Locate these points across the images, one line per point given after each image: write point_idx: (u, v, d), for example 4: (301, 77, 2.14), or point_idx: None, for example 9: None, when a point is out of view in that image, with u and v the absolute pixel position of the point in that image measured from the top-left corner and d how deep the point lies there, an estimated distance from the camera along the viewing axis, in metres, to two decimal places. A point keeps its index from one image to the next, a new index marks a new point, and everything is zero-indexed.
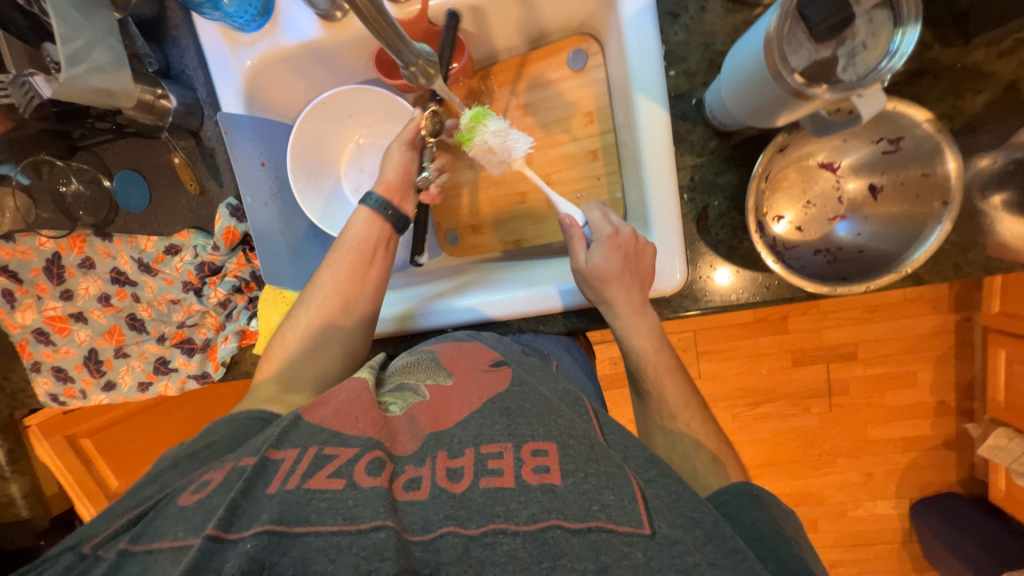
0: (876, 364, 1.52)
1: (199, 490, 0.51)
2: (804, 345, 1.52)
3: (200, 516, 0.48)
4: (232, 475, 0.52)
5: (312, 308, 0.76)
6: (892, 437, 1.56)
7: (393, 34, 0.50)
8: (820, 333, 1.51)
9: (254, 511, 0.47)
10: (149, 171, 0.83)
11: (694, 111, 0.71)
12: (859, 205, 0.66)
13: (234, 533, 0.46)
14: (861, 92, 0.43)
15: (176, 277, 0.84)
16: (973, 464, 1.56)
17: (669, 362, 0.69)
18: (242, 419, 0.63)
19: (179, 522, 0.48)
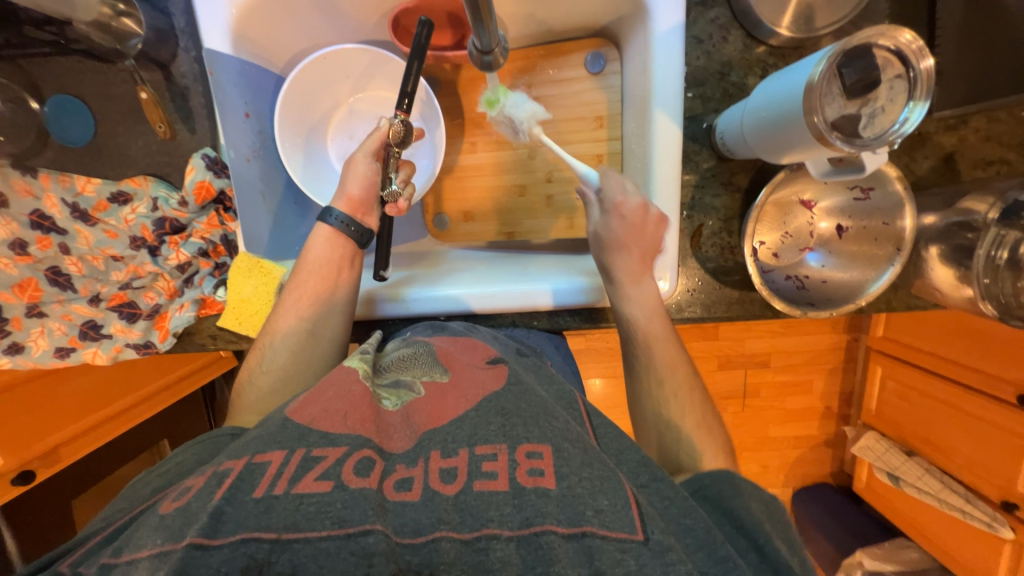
0: (785, 372, 1.72)
1: (180, 497, 0.47)
2: (728, 351, 1.70)
3: (181, 523, 0.43)
4: (213, 479, 0.47)
5: (279, 341, 0.67)
6: (789, 434, 1.79)
7: (486, 18, 0.52)
8: (742, 342, 1.69)
9: (239, 516, 0.43)
10: (99, 101, 0.70)
11: (703, 134, 0.75)
12: (827, 240, 0.75)
13: (220, 539, 0.41)
14: (874, 150, 0.49)
15: (124, 231, 0.73)
16: (842, 459, 1.83)
17: (666, 332, 0.71)
18: (210, 439, 0.58)
19: (156, 530, 0.43)
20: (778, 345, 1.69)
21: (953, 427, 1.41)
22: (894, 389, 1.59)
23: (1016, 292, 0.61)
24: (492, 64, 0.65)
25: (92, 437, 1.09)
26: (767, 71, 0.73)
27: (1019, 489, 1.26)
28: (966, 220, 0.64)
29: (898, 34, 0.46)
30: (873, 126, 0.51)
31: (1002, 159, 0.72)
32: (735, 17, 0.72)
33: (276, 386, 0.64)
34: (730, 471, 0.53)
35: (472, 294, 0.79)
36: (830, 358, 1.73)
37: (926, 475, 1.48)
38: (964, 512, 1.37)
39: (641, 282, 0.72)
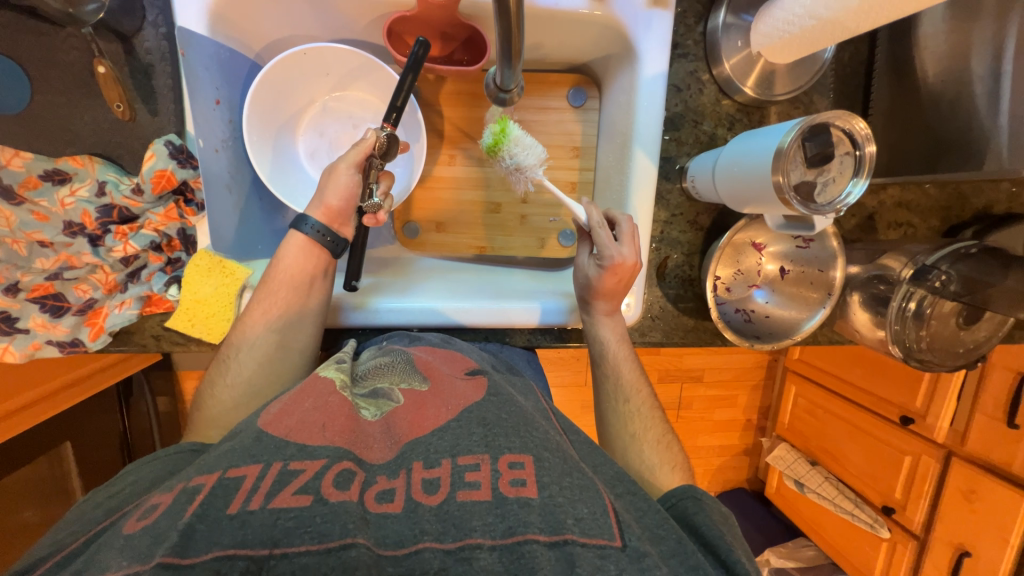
0: (715, 386, 1.88)
1: (146, 515, 0.44)
2: (669, 366, 1.82)
3: (150, 543, 0.40)
4: (184, 495, 0.44)
5: (246, 353, 0.64)
6: (715, 443, 1.96)
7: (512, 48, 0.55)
8: (681, 358, 1.82)
9: (213, 533, 0.40)
10: (40, 67, 0.62)
11: (676, 174, 0.82)
12: (772, 280, 0.83)
13: (191, 559, 0.38)
14: (825, 213, 0.57)
15: (57, 215, 0.64)
16: (757, 467, 2.02)
17: (627, 351, 0.76)
18: (169, 455, 0.54)
19: (122, 552, 0.40)
20: (711, 363, 1.84)
21: (846, 439, 1.64)
22: (804, 406, 1.78)
23: (918, 339, 0.72)
24: (506, 100, 0.71)
25: (1, 429, 0.92)
26: (734, 125, 0.81)
27: (896, 495, 1.49)
28: (883, 274, 0.75)
29: (852, 120, 0.55)
30: (826, 192, 0.58)
31: (909, 223, 0.86)
32: (710, 71, 0.79)
33: (241, 399, 0.62)
34: (695, 488, 0.60)
35: (447, 308, 0.79)
36: (751, 377, 1.91)
37: (826, 482, 1.70)
38: (853, 515, 1.59)
39: (619, 335, 0.76)
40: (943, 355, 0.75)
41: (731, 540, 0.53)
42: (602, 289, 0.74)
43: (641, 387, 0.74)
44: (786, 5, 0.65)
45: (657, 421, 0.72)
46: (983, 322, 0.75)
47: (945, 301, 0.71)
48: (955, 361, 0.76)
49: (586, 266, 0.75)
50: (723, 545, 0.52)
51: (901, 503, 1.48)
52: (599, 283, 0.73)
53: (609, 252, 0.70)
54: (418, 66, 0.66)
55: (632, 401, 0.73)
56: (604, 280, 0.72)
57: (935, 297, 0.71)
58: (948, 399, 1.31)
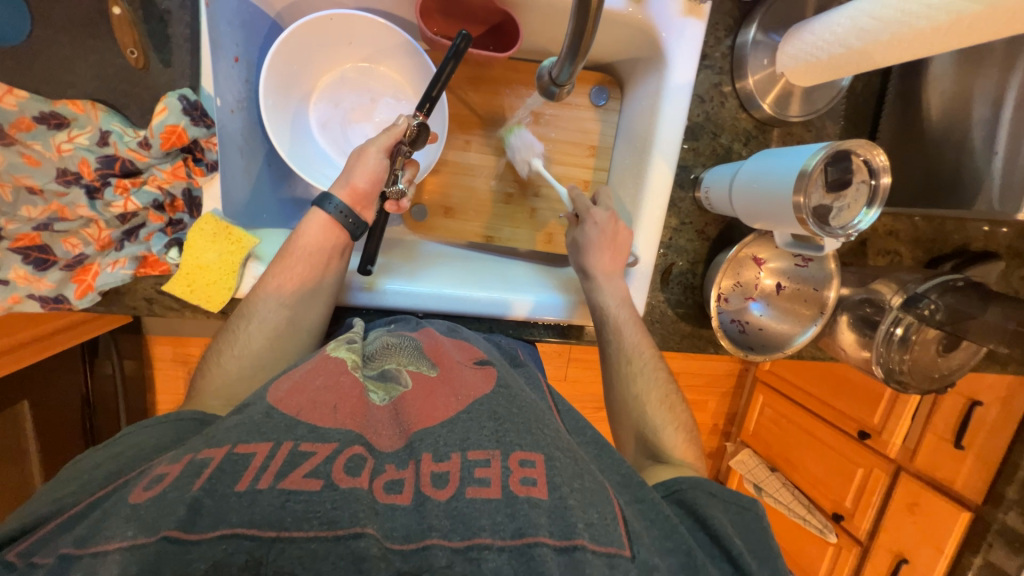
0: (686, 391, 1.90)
1: (153, 485, 0.42)
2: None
3: (156, 516, 0.39)
4: (191, 469, 0.43)
5: (255, 325, 0.62)
6: None
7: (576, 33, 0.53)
8: None
9: (221, 510, 0.40)
10: (47, 2, 0.58)
11: (689, 183, 0.83)
12: (768, 294, 0.85)
13: (198, 534, 0.38)
14: (836, 236, 0.60)
15: (51, 161, 0.60)
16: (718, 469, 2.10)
17: (630, 314, 0.76)
18: (171, 421, 0.53)
19: (127, 522, 0.39)
20: (687, 366, 1.85)
21: (808, 449, 1.73)
22: (769, 415, 1.85)
23: (900, 362, 0.78)
24: (555, 96, 0.68)
25: None
26: (750, 141, 0.83)
27: (847, 503, 1.58)
28: (872, 298, 0.80)
29: (873, 150, 0.57)
30: (841, 216, 0.61)
31: (896, 251, 0.90)
32: (733, 84, 0.80)
33: (247, 371, 0.61)
34: (708, 482, 0.58)
35: (458, 295, 0.79)
36: (722, 382, 1.94)
37: (783, 488, 1.80)
38: (804, 519, 1.68)
39: (619, 294, 0.77)
40: (921, 377, 0.80)
41: (739, 541, 0.52)
42: (590, 243, 0.77)
43: (645, 351, 0.75)
44: (817, 30, 0.67)
45: (661, 377, 0.74)
46: (959, 349, 0.81)
47: (928, 328, 0.78)
48: (933, 385, 0.81)
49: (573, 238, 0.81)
50: (733, 544, 0.50)
51: (850, 511, 1.57)
52: (585, 237, 0.78)
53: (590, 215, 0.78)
54: (457, 53, 0.65)
55: (634, 362, 0.74)
56: (589, 233, 0.78)
57: (921, 324, 0.77)
58: (905, 416, 1.39)
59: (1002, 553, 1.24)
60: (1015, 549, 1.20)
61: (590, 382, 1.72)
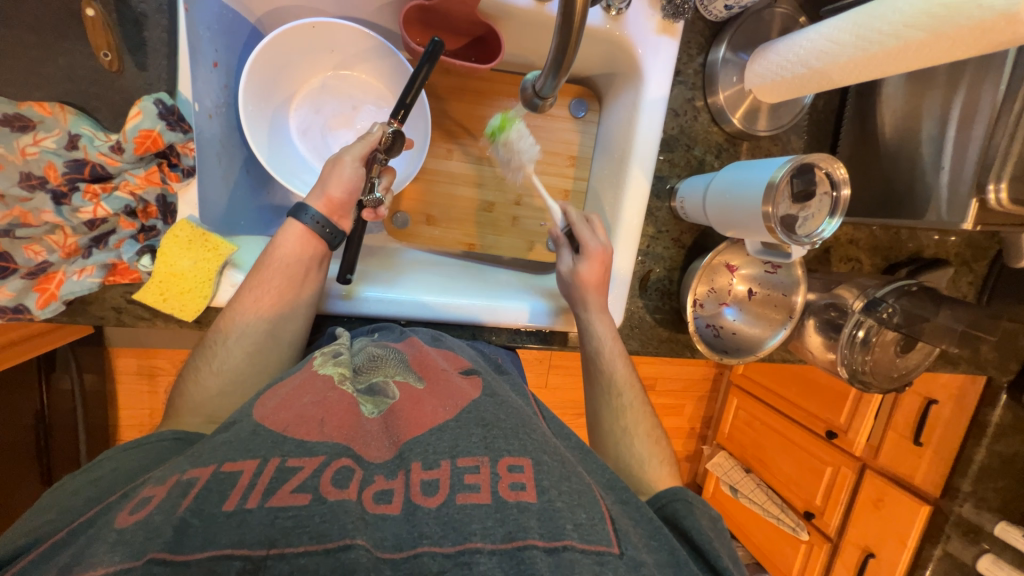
0: (662, 396, 1.94)
1: (139, 508, 0.41)
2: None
3: (144, 539, 0.37)
4: (177, 490, 0.42)
5: (235, 340, 0.62)
6: None
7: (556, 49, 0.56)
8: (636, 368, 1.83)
9: (209, 531, 0.39)
10: (14, 3, 0.56)
11: (665, 193, 0.86)
12: (740, 300, 0.90)
13: (185, 555, 0.37)
14: (802, 245, 0.63)
15: (14, 164, 0.56)
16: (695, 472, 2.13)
17: (608, 325, 0.78)
18: (153, 444, 0.52)
19: (113, 548, 0.37)
20: (665, 372, 1.90)
21: (780, 449, 1.78)
22: (744, 417, 1.90)
23: (863, 363, 0.82)
24: (538, 107, 0.70)
25: None
26: (721, 153, 0.87)
27: (817, 501, 1.64)
28: (837, 302, 0.84)
29: (833, 163, 0.61)
30: (805, 226, 0.64)
31: (856, 259, 0.96)
32: (705, 99, 0.84)
33: (228, 387, 0.60)
34: (687, 493, 0.60)
35: (439, 304, 0.79)
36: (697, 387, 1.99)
37: (757, 489, 1.84)
38: (779, 518, 1.73)
39: (611, 327, 0.78)
40: (882, 377, 0.85)
41: (718, 545, 0.53)
42: (591, 279, 0.76)
43: (621, 360, 0.77)
44: (782, 50, 0.71)
45: (645, 410, 0.74)
46: (915, 350, 0.86)
47: (887, 329, 0.82)
48: (891, 385, 0.86)
49: (569, 265, 0.78)
50: (711, 550, 0.52)
51: (820, 509, 1.63)
52: (586, 272, 0.76)
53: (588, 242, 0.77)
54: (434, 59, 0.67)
55: (624, 394, 0.74)
56: (590, 269, 0.76)
57: (880, 327, 0.81)
58: (868, 415, 1.46)
59: (958, 544, 1.32)
60: (970, 538, 1.30)
61: (570, 388, 1.74)
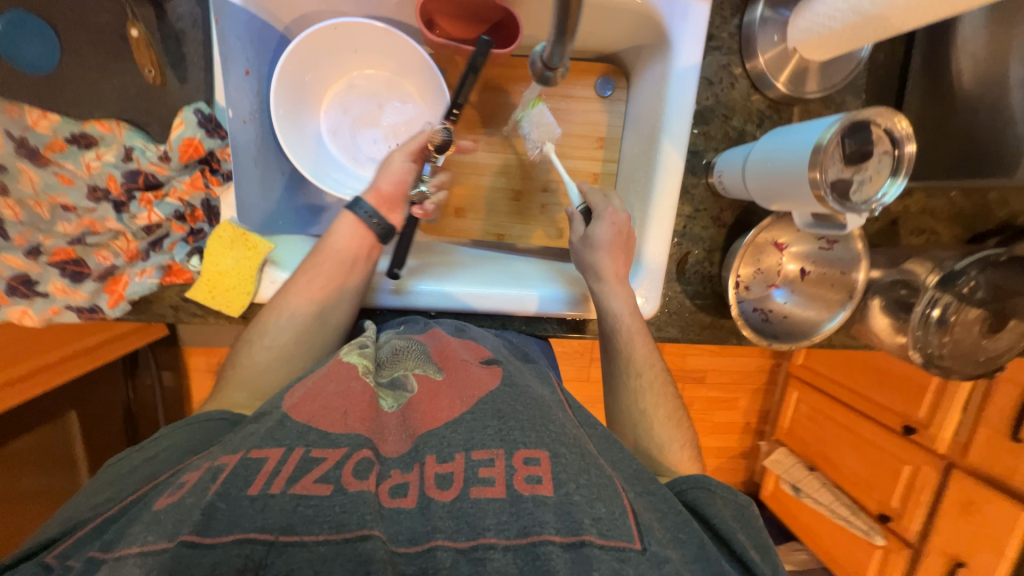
0: (713, 388, 1.85)
1: (175, 492, 0.44)
2: (674, 365, 1.78)
3: (176, 520, 0.41)
4: (208, 475, 0.45)
5: (285, 319, 0.66)
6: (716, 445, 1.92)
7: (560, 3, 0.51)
8: (683, 358, 1.77)
9: (234, 514, 0.41)
10: (74, 33, 0.62)
11: (702, 169, 0.81)
12: (791, 280, 0.83)
13: (212, 538, 0.39)
14: (859, 213, 0.56)
15: (81, 179, 0.64)
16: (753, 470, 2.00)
17: (640, 325, 0.76)
18: (204, 421, 0.56)
19: (148, 528, 0.41)
20: (715, 364, 1.81)
21: (849, 447, 1.63)
22: (805, 411, 1.77)
23: (940, 346, 0.74)
24: (550, 81, 0.65)
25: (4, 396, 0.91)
26: (763, 121, 0.80)
27: (894, 503, 1.49)
28: (907, 279, 0.75)
29: (894, 117, 0.54)
30: (862, 190, 0.58)
31: (932, 230, 0.85)
32: (743, 66, 0.78)
33: (277, 363, 0.65)
34: (707, 478, 0.58)
35: (476, 294, 0.77)
36: (753, 379, 1.87)
37: (823, 488, 1.69)
38: (848, 521, 1.58)
39: (630, 305, 0.75)
40: (964, 361, 0.75)
41: (742, 534, 0.51)
42: (604, 242, 0.75)
43: (652, 365, 0.75)
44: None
45: (665, 399, 0.74)
46: (1006, 331, 0.75)
47: (969, 308, 0.73)
48: (981, 369, 0.76)
49: (582, 232, 0.78)
50: (734, 539, 0.50)
51: (898, 512, 1.48)
52: (600, 235, 0.75)
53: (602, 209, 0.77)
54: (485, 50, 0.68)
55: (643, 376, 0.74)
56: (604, 232, 0.75)
57: (960, 303, 0.73)
58: (953, 407, 1.31)
59: None
60: None
61: None
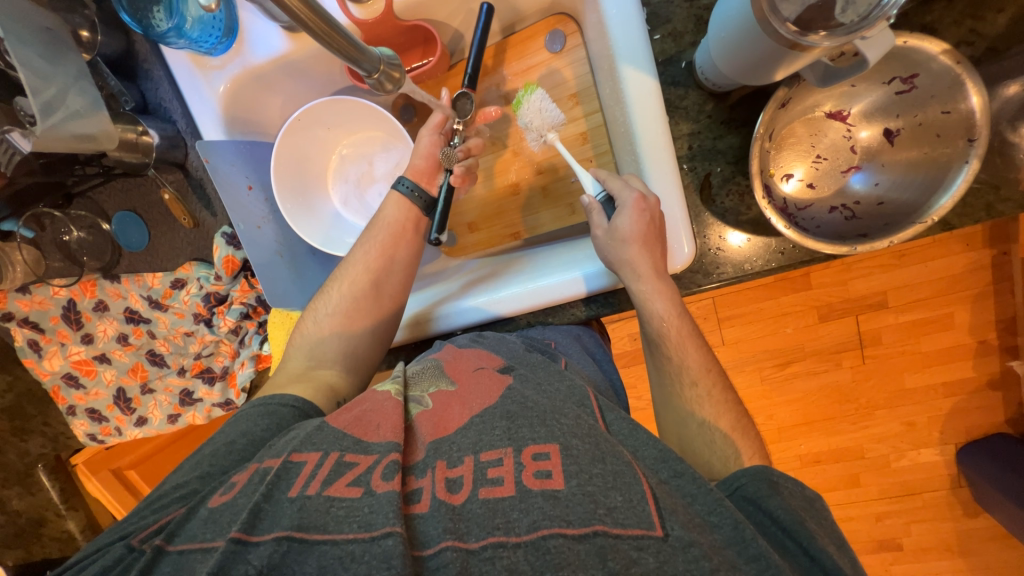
0: (908, 311, 1.21)
1: (227, 490, 0.47)
2: (828, 299, 1.23)
3: (228, 519, 0.43)
4: (256, 476, 0.47)
5: (346, 287, 0.73)
6: (935, 383, 1.25)
7: (346, 43, 0.49)
8: (846, 285, 1.22)
9: (276, 514, 0.42)
10: (146, 209, 0.83)
11: (685, 74, 0.68)
12: (875, 153, 0.63)
13: (258, 536, 0.40)
14: (863, 34, 0.43)
15: (186, 310, 0.86)
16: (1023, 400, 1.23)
17: (690, 327, 0.64)
18: (274, 406, 0.59)
19: (206, 525, 0.44)
20: (898, 281, 1.20)
21: None
22: None
23: None
24: (375, 87, 0.58)
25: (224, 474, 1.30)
26: None
27: None
28: None
29: None
30: (854, 7, 0.44)
31: None
32: None
33: (337, 330, 0.71)
34: (766, 469, 0.49)
35: (503, 299, 0.74)
36: (972, 281, 1.18)
37: None
38: None
39: (673, 304, 0.64)
40: None
41: (812, 526, 0.44)
42: (634, 234, 0.62)
43: (712, 367, 0.62)
44: None
45: (727, 407, 0.59)
46: None
47: None
48: None
49: (605, 226, 0.66)
50: (802, 533, 0.43)
51: None
52: (627, 227, 0.62)
53: (623, 193, 0.65)
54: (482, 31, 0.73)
55: (699, 384, 0.61)
56: (631, 222, 0.62)
57: None
58: None
59: None
60: None
61: (753, 339, 1.28)
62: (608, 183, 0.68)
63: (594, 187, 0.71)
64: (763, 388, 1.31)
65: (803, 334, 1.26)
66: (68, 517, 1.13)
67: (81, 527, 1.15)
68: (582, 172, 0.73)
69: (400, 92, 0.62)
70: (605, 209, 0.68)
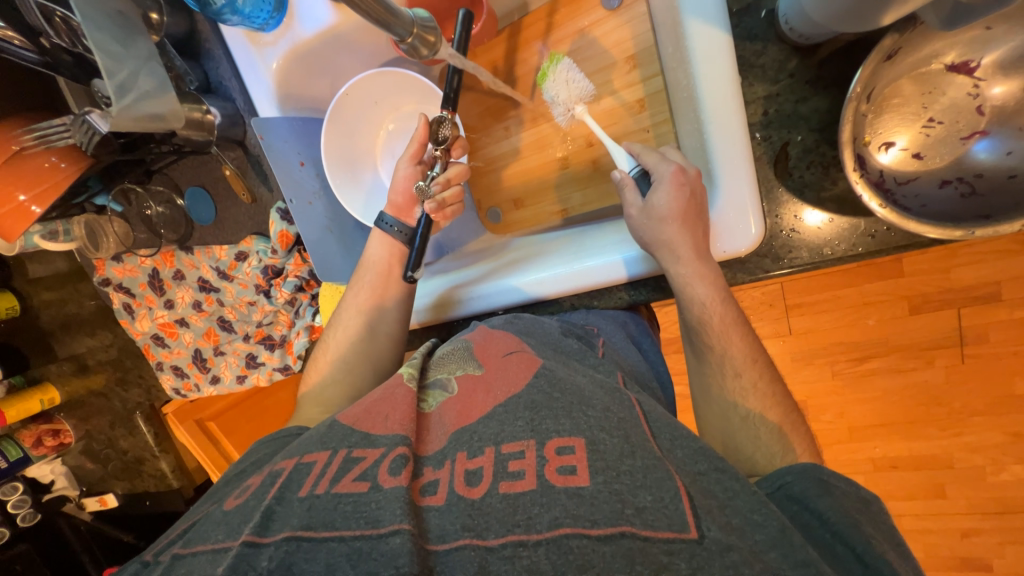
0: None
1: (240, 494, 0.48)
2: (924, 289, 1.07)
3: (238, 521, 0.44)
4: (269, 479, 0.48)
5: (341, 332, 0.72)
6: None
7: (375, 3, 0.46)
8: (948, 274, 1.05)
9: (287, 513, 0.42)
10: (213, 186, 0.89)
11: (764, 25, 0.59)
12: (1009, 115, 0.52)
13: (268, 537, 0.40)
14: None
15: (248, 281, 0.92)
16: None
17: (736, 315, 0.57)
18: (280, 437, 0.59)
19: (220, 526, 0.45)
20: (1019, 269, 1.01)
21: None
22: None
23: None
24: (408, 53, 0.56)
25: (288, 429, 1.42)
26: None
27: None
28: None
29: None
30: None
31: None
32: None
33: (337, 376, 0.70)
34: (816, 466, 0.44)
35: (535, 281, 0.71)
36: None
37: None
38: None
39: (716, 290, 0.57)
40: None
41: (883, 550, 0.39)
42: (673, 212, 0.57)
43: (759, 358, 0.56)
44: None
45: (776, 402, 0.53)
46: None
47: None
48: None
49: (638, 205, 0.60)
50: (856, 536, 0.38)
51: None
52: (665, 205, 0.57)
53: (659, 167, 0.59)
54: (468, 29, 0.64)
55: (744, 375, 0.55)
56: (669, 198, 0.56)
57: None
58: None
59: None
60: None
61: (826, 330, 1.15)
62: (644, 159, 0.63)
63: (629, 163, 0.66)
64: (834, 385, 1.18)
65: (887, 328, 1.11)
66: (161, 457, 1.28)
67: (172, 467, 1.30)
68: (614, 147, 0.68)
69: (435, 58, 0.59)
70: (638, 184, 0.63)
